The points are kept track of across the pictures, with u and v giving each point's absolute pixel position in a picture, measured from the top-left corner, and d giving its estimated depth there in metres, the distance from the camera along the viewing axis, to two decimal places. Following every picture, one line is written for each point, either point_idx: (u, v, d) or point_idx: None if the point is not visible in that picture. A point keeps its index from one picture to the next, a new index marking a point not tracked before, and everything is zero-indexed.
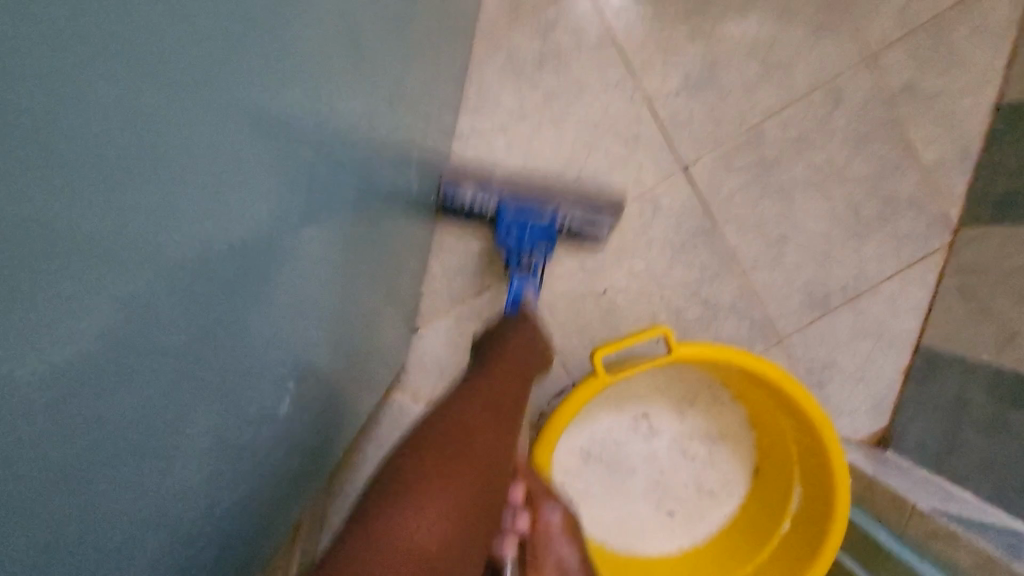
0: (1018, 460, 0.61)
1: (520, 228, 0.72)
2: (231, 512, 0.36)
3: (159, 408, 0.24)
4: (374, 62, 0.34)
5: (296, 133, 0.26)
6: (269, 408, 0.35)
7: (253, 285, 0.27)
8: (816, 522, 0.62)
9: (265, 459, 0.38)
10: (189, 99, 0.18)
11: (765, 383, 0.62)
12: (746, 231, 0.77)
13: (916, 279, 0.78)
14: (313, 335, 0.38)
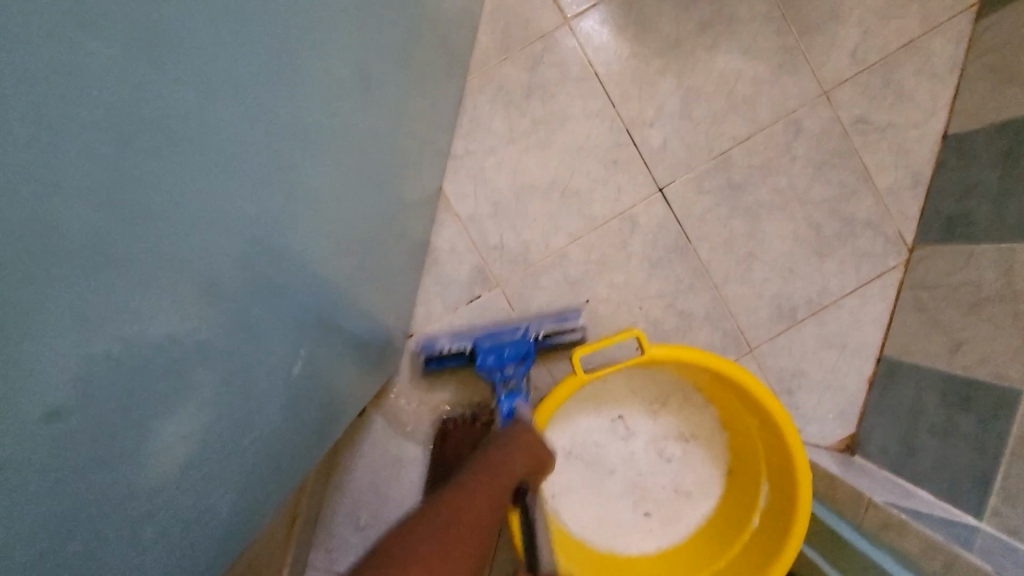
0: (968, 458, 0.66)
1: (494, 347, 0.75)
2: (234, 484, 0.41)
3: (161, 374, 0.28)
4: (347, 83, 0.40)
5: (271, 138, 0.31)
6: (265, 386, 0.40)
7: (239, 271, 0.32)
8: (782, 517, 0.66)
9: (262, 436, 0.43)
10: (169, 105, 0.23)
11: (732, 384, 0.67)
12: (718, 247, 0.83)
13: (875, 293, 0.84)
14: (297, 322, 0.43)
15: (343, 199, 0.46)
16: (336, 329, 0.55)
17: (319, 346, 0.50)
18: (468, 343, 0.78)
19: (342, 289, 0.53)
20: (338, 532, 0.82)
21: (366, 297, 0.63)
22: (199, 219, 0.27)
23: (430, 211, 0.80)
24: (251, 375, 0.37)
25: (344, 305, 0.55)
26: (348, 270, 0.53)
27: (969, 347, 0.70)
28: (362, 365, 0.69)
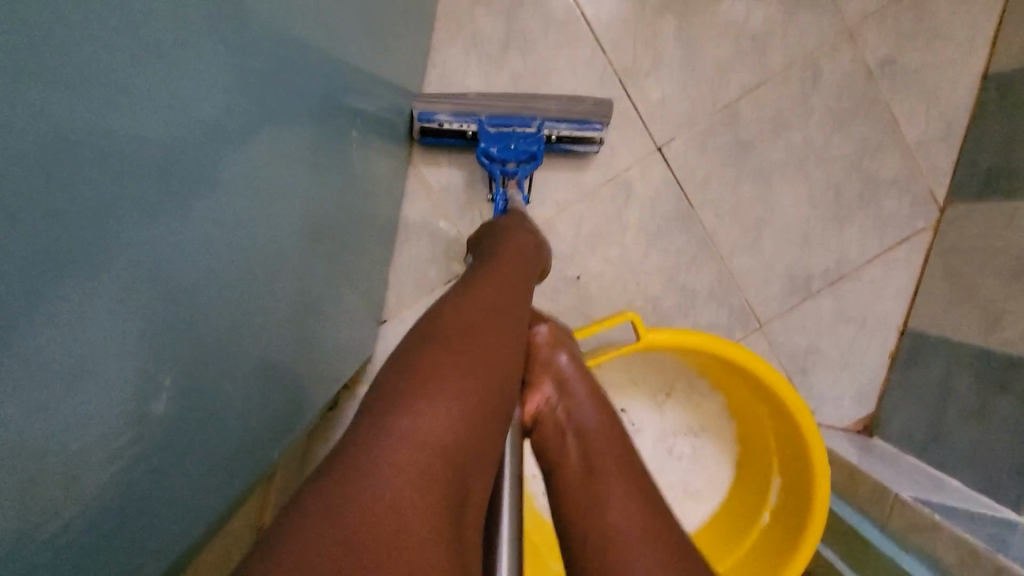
0: (1004, 446, 0.59)
1: (499, 136, 0.67)
2: (223, 461, 0.41)
3: (51, 388, 0.23)
4: (300, 48, 0.35)
5: (205, 99, 0.26)
6: (249, 369, 0.40)
7: (160, 260, 0.27)
8: (795, 514, 0.59)
9: (248, 419, 0.43)
10: (56, 41, 0.18)
11: (741, 371, 0.59)
12: (724, 214, 0.74)
13: (900, 261, 0.75)
14: (237, 332, 0.37)
15: (292, 183, 0.40)
16: (289, 333, 0.47)
17: (266, 353, 0.42)
18: (471, 120, 0.68)
19: (287, 293, 0.43)
20: None
21: (326, 288, 0.54)
22: (98, 192, 0.22)
23: (398, 183, 0.71)
24: (233, 365, 0.38)
25: (294, 306, 0.46)
26: (298, 264, 0.44)
27: (1010, 320, 0.62)
28: (330, 360, 0.61)
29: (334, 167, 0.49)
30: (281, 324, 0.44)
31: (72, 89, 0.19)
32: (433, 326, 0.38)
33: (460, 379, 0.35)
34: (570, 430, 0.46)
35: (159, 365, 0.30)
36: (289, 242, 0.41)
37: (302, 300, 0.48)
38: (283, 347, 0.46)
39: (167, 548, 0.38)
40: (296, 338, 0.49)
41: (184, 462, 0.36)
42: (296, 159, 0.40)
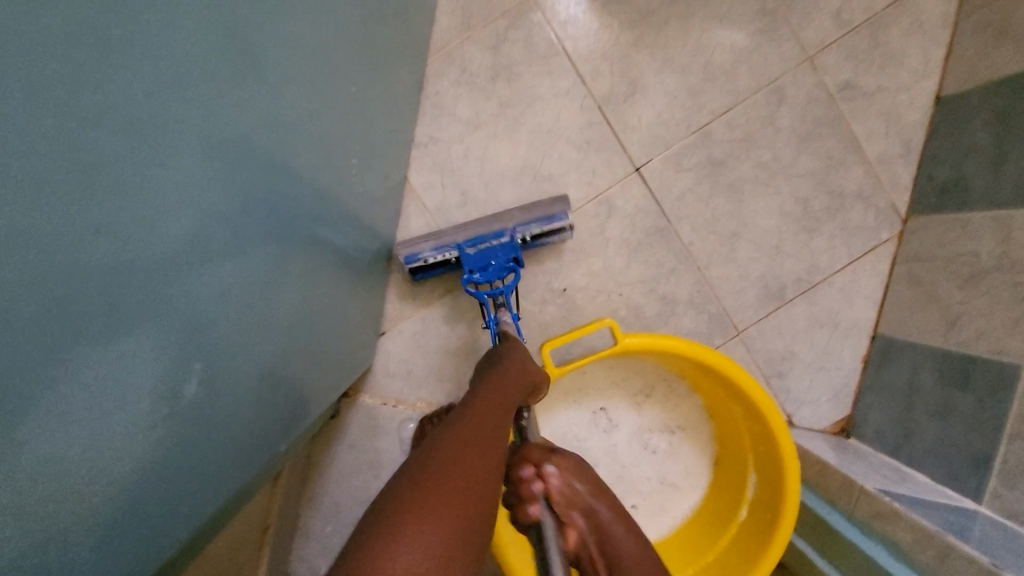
0: (965, 440, 0.63)
1: (479, 254, 0.71)
2: (232, 449, 0.45)
3: (101, 389, 0.27)
4: (283, 83, 0.39)
5: (205, 137, 0.31)
6: (255, 363, 0.44)
7: (180, 279, 0.31)
8: (770, 508, 0.63)
9: (254, 410, 0.46)
10: (77, 100, 0.23)
11: (714, 372, 0.64)
12: (701, 227, 0.79)
13: (867, 269, 0.80)
14: (247, 337, 0.42)
15: (290, 204, 0.45)
16: (294, 336, 0.51)
17: (270, 349, 0.46)
18: (450, 249, 0.73)
19: (289, 299, 0.48)
20: (320, 537, 0.80)
21: (331, 301, 0.60)
22: (124, 221, 0.26)
23: (396, 203, 0.76)
24: (241, 358, 0.42)
25: (298, 312, 0.51)
26: (297, 270, 0.49)
27: (966, 321, 0.67)
28: (333, 368, 0.66)
29: (332, 191, 0.55)
30: (284, 326, 0.48)
31: (91, 135, 0.24)
32: (431, 457, 0.42)
33: (447, 511, 0.39)
34: (606, 559, 0.60)
35: (181, 366, 0.34)
36: (287, 248, 0.45)
37: (308, 310, 0.53)
38: (288, 351, 0.51)
39: (191, 531, 0.42)
40: (301, 343, 0.54)
41: (208, 453, 0.40)
42: (293, 183, 0.44)
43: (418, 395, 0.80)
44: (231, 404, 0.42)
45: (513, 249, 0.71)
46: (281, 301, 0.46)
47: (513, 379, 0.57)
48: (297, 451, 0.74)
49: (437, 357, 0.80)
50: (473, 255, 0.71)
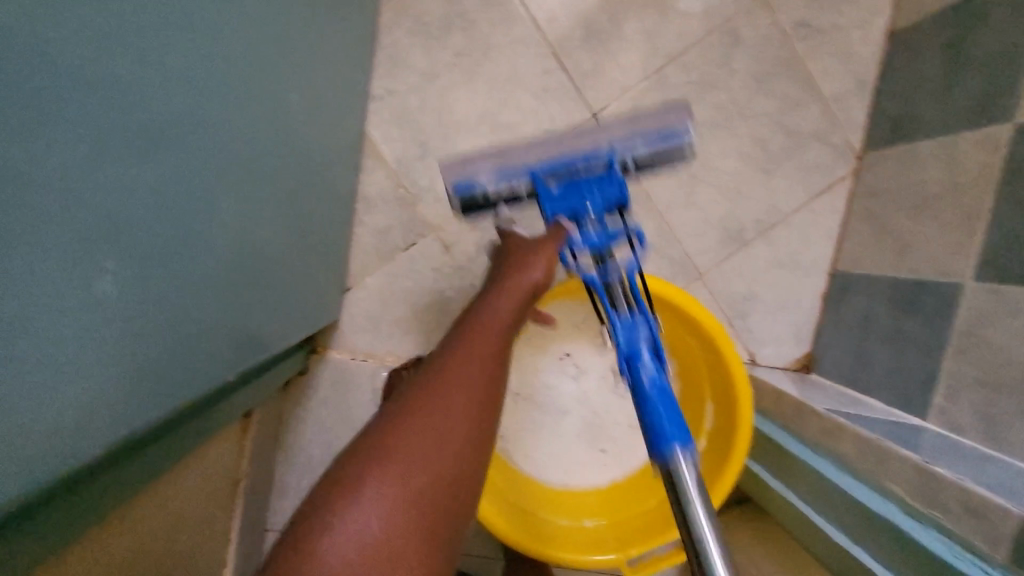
0: (914, 362, 0.65)
1: (569, 188, 0.65)
2: (174, 370, 0.43)
3: (19, 328, 0.27)
4: (204, 12, 0.38)
5: (95, 64, 0.29)
6: (189, 275, 0.42)
7: (86, 218, 0.31)
8: (727, 434, 0.66)
9: (196, 328, 0.44)
10: None
11: (668, 305, 0.66)
12: (660, 172, 0.80)
13: (825, 208, 0.81)
14: (188, 276, 0.42)
15: (224, 143, 0.44)
16: (240, 270, 0.51)
17: (210, 268, 0.45)
18: (521, 178, 0.65)
19: (230, 230, 0.48)
20: (297, 489, 0.82)
21: (281, 245, 0.60)
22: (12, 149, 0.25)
23: (354, 158, 0.76)
24: (168, 260, 0.39)
25: (242, 247, 0.50)
26: (241, 203, 0.48)
27: (916, 249, 0.68)
28: (297, 318, 0.66)
29: (284, 135, 0.55)
30: (225, 257, 0.48)
31: None
32: (383, 425, 0.45)
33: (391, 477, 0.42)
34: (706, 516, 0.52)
35: (109, 306, 0.33)
36: (220, 162, 0.44)
37: (259, 252, 0.53)
38: (235, 288, 0.51)
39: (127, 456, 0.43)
40: (252, 281, 0.54)
41: (157, 390, 0.41)
42: (225, 121, 0.43)
43: (387, 349, 0.81)
44: (163, 313, 0.39)
45: (617, 183, 0.64)
46: (220, 224, 0.45)
47: (489, 329, 0.54)
48: (268, 406, 0.75)
49: (404, 310, 0.81)
50: (559, 191, 0.64)
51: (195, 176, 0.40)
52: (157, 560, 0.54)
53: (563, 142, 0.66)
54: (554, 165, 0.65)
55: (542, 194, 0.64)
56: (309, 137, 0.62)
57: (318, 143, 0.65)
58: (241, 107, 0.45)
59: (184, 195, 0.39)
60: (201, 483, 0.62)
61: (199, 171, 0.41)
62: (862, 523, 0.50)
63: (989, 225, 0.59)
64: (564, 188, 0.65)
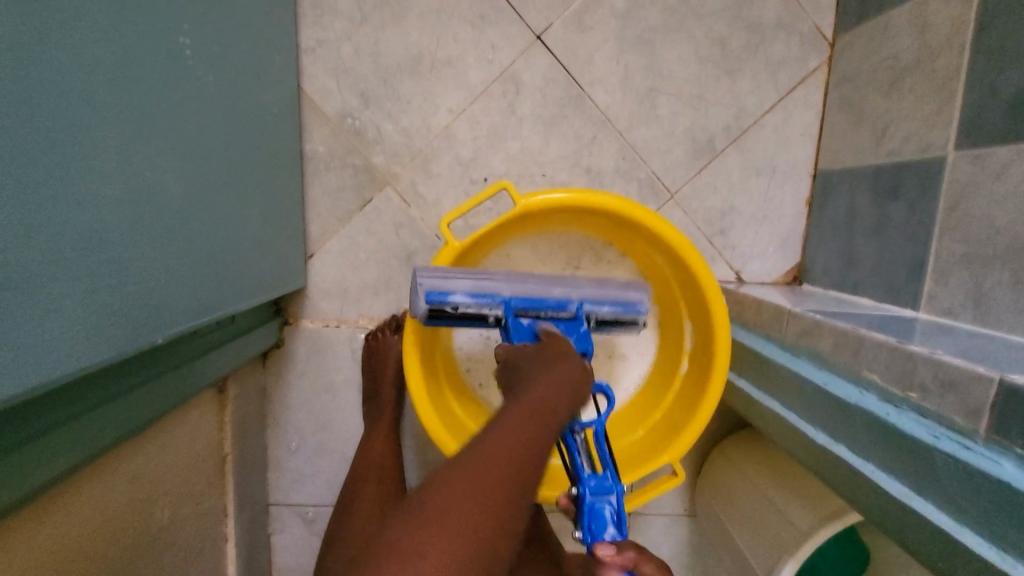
0: (901, 250, 0.61)
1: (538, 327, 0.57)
2: (96, 332, 0.41)
3: None
4: None
5: None
6: (86, 230, 0.39)
7: None
8: (706, 351, 0.62)
9: (116, 287, 0.43)
10: None
11: (629, 222, 0.61)
12: (616, 89, 0.75)
13: (799, 104, 0.76)
14: (78, 232, 0.39)
15: (90, 83, 0.39)
16: (169, 233, 0.49)
17: (116, 226, 0.42)
18: (495, 305, 0.57)
19: (142, 189, 0.45)
20: (292, 461, 0.83)
21: (223, 210, 0.58)
22: None
23: (294, 117, 0.74)
24: (52, 212, 0.36)
25: (164, 208, 0.48)
26: (148, 158, 0.46)
27: (894, 128, 0.63)
28: (256, 286, 0.65)
29: (200, 90, 0.53)
30: (144, 218, 0.45)
31: None
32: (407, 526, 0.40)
33: None
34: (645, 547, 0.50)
35: None
36: (102, 110, 0.40)
37: (187, 213, 0.51)
38: (167, 247, 0.49)
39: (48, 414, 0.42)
40: (186, 247, 0.52)
41: (73, 353, 0.39)
42: (87, 59, 0.39)
43: (359, 312, 0.80)
44: (58, 268, 0.37)
45: (585, 339, 0.57)
46: (120, 179, 0.43)
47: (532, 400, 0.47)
48: (244, 381, 0.75)
49: (370, 270, 0.79)
50: (526, 330, 0.56)
51: (60, 121, 0.37)
52: (122, 529, 0.55)
53: (545, 281, 0.59)
54: (529, 306, 0.57)
55: (511, 327, 0.56)
56: (235, 95, 0.59)
57: (249, 101, 0.62)
58: (114, 47, 0.41)
59: (52, 143, 0.36)
60: (173, 457, 0.62)
61: (71, 119, 0.38)
62: (840, 417, 0.46)
63: (965, 84, 0.53)
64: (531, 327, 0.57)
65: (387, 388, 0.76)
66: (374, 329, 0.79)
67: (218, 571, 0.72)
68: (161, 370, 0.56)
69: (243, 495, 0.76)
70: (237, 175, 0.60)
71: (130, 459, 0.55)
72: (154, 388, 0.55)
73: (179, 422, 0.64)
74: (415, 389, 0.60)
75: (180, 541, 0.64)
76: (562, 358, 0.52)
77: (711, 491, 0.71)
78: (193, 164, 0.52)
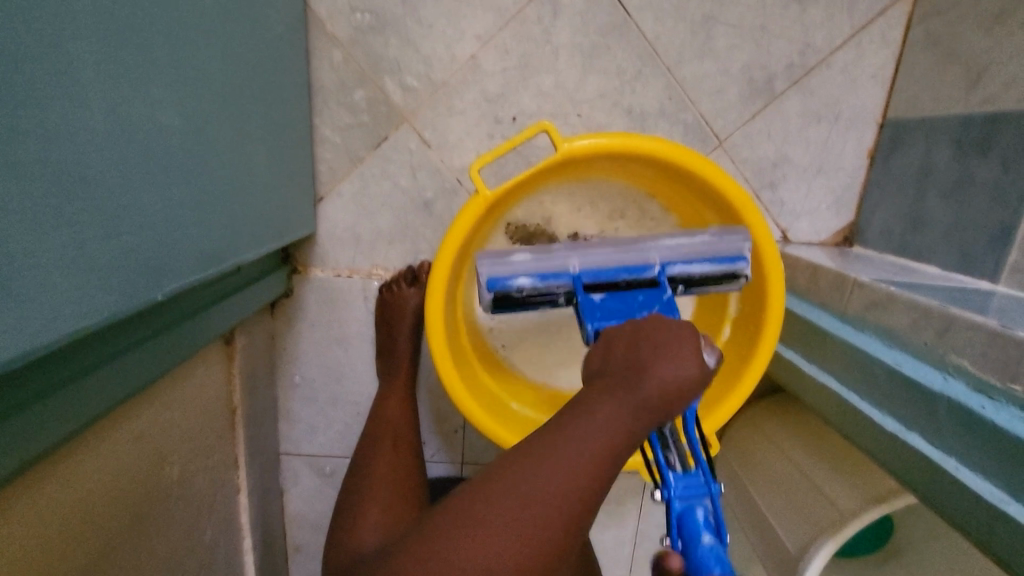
0: (984, 215, 0.54)
1: (616, 299, 0.51)
2: (81, 288, 0.35)
3: None
4: None
5: None
6: (62, 169, 0.32)
7: None
8: (754, 320, 0.58)
9: (102, 235, 0.36)
10: None
11: (683, 175, 0.55)
12: (667, 17, 0.66)
13: (874, 41, 0.67)
14: (66, 170, 0.32)
15: None
16: (164, 173, 0.42)
17: (103, 164, 0.36)
18: (563, 283, 0.52)
19: (127, 119, 0.38)
20: (303, 412, 0.80)
21: (228, 144, 0.51)
22: None
23: (301, 39, 0.65)
24: (19, 145, 0.29)
25: (159, 145, 0.41)
26: (137, 82, 0.38)
27: (993, 72, 0.54)
28: (263, 231, 0.59)
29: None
30: (140, 155, 0.39)
31: None
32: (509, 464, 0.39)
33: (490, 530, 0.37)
34: None
35: None
36: (79, 15, 0.32)
37: (186, 148, 0.45)
38: (167, 190, 0.43)
39: (40, 372, 0.38)
40: (187, 188, 0.45)
41: (70, 310, 0.34)
42: None
43: (372, 262, 0.74)
44: (30, 213, 0.30)
45: (670, 308, 0.50)
46: (103, 104, 0.35)
47: (601, 430, 0.39)
48: (252, 331, 0.71)
49: (384, 217, 0.73)
50: (603, 305, 0.50)
51: (35, 28, 0.29)
52: (132, 488, 0.52)
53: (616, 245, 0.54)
54: (602, 278, 0.52)
55: (583, 304, 0.50)
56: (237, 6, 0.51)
57: (252, 16, 0.54)
58: None
59: (8, 56, 0.28)
60: (181, 412, 0.59)
61: (37, 23, 0.29)
62: (919, 405, 0.41)
63: None
64: (608, 303, 0.50)
65: (402, 341, 0.72)
66: (388, 280, 0.74)
67: (232, 520, 0.71)
68: (166, 324, 0.51)
69: (254, 446, 0.74)
70: (240, 107, 0.53)
71: (134, 418, 0.52)
72: (159, 342, 0.50)
73: (188, 376, 0.60)
74: (439, 351, 0.55)
75: (191, 495, 0.62)
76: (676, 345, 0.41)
77: (744, 470, 0.67)
78: (190, 89, 0.45)
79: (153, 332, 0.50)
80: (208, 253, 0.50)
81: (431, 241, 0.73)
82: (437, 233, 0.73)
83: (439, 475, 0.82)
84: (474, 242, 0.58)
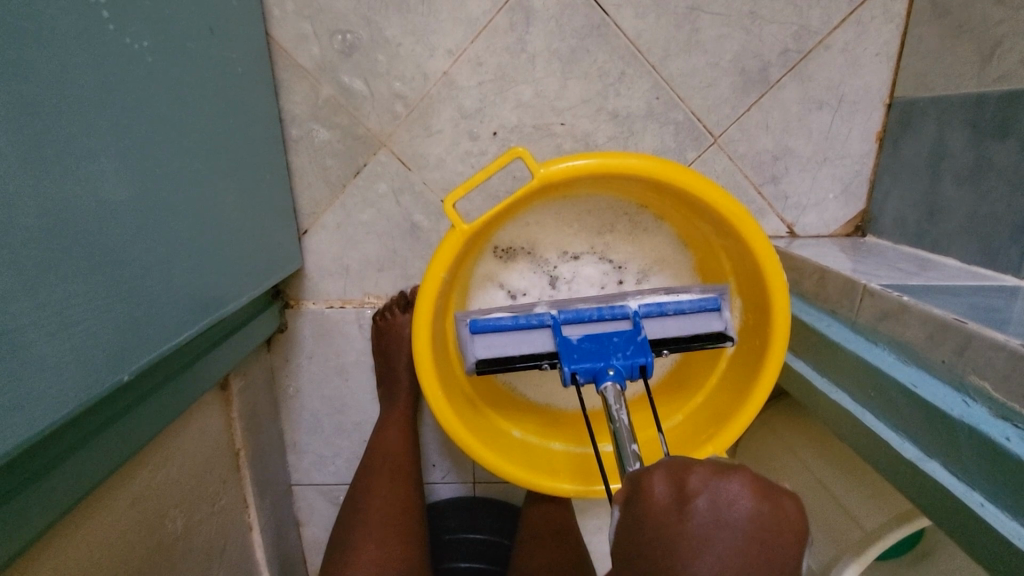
0: (1006, 202, 0.50)
1: (592, 342, 0.52)
2: (40, 386, 0.33)
3: None
4: None
5: None
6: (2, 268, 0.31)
7: None
8: (759, 334, 0.54)
9: (57, 322, 0.34)
10: None
11: (672, 189, 0.51)
12: (647, 12, 0.62)
13: (875, 16, 0.62)
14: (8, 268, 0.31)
15: None
16: (127, 245, 0.41)
17: (51, 253, 0.34)
18: (541, 326, 0.53)
19: (76, 199, 0.36)
20: (310, 444, 0.80)
21: (198, 197, 0.50)
22: None
23: (267, 72, 0.63)
24: None
25: (113, 218, 0.39)
26: (82, 159, 0.36)
27: (1008, 46, 0.50)
28: (248, 272, 0.58)
29: (139, 56, 0.42)
30: (95, 232, 0.37)
31: None
32: None
33: None
34: None
35: None
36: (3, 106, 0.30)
37: (149, 212, 0.43)
38: (133, 260, 0.41)
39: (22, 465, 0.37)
40: (155, 252, 0.44)
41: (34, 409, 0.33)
42: None
43: (364, 291, 0.73)
44: None
45: (643, 350, 0.51)
46: (45, 192, 0.33)
47: None
48: (250, 371, 0.71)
49: (371, 244, 0.71)
50: (579, 345, 0.51)
51: None
52: (140, 547, 0.52)
53: (593, 301, 0.56)
54: (578, 318, 0.53)
55: (559, 344, 0.51)
56: (192, 54, 0.49)
57: (209, 59, 0.51)
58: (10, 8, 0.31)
59: None
60: (181, 465, 0.59)
61: None
62: (937, 430, 0.38)
63: None
64: (583, 344, 0.51)
65: (404, 370, 0.71)
66: (382, 307, 0.72)
67: (247, 557, 0.71)
68: (160, 380, 0.51)
69: (262, 483, 0.74)
70: (207, 156, 0.51)
71: (132, 478, 0.51)
72: (150, 404, 0.50)
73: (185, 428, 0.60)
74: (430, 390, 0.54)
75: (199, 544, 0.61)
76: (748, 558, 0.30)
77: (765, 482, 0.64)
78: (145, 152, 0.43)
79: (142, 396, 0.49)
80: (188, 312, 0.48)
81: (420, 265, 0.71)
82: (426, 257, 0.71)
83: (452, 496, 0.81)
84: (459, 272, 0.56)
